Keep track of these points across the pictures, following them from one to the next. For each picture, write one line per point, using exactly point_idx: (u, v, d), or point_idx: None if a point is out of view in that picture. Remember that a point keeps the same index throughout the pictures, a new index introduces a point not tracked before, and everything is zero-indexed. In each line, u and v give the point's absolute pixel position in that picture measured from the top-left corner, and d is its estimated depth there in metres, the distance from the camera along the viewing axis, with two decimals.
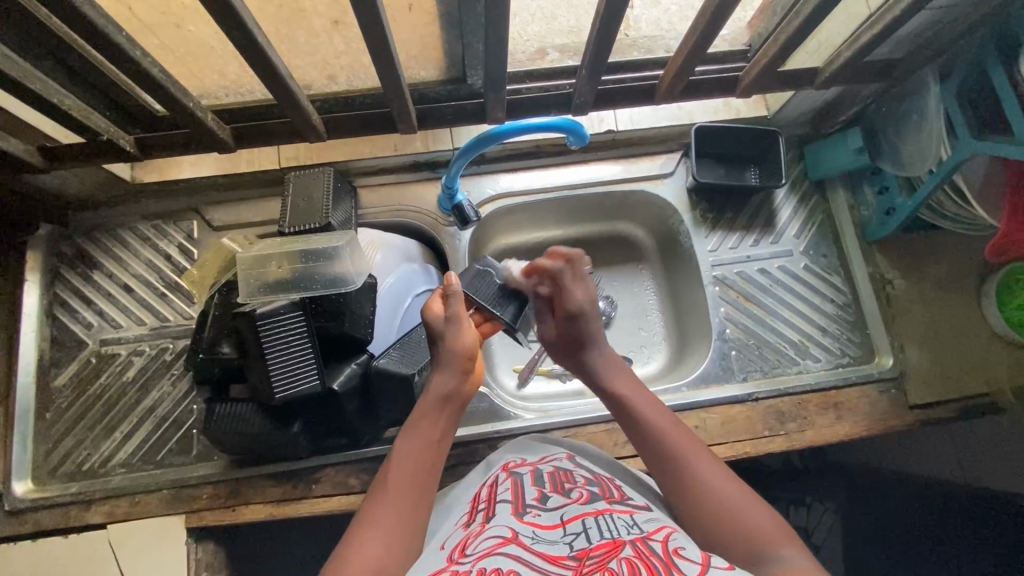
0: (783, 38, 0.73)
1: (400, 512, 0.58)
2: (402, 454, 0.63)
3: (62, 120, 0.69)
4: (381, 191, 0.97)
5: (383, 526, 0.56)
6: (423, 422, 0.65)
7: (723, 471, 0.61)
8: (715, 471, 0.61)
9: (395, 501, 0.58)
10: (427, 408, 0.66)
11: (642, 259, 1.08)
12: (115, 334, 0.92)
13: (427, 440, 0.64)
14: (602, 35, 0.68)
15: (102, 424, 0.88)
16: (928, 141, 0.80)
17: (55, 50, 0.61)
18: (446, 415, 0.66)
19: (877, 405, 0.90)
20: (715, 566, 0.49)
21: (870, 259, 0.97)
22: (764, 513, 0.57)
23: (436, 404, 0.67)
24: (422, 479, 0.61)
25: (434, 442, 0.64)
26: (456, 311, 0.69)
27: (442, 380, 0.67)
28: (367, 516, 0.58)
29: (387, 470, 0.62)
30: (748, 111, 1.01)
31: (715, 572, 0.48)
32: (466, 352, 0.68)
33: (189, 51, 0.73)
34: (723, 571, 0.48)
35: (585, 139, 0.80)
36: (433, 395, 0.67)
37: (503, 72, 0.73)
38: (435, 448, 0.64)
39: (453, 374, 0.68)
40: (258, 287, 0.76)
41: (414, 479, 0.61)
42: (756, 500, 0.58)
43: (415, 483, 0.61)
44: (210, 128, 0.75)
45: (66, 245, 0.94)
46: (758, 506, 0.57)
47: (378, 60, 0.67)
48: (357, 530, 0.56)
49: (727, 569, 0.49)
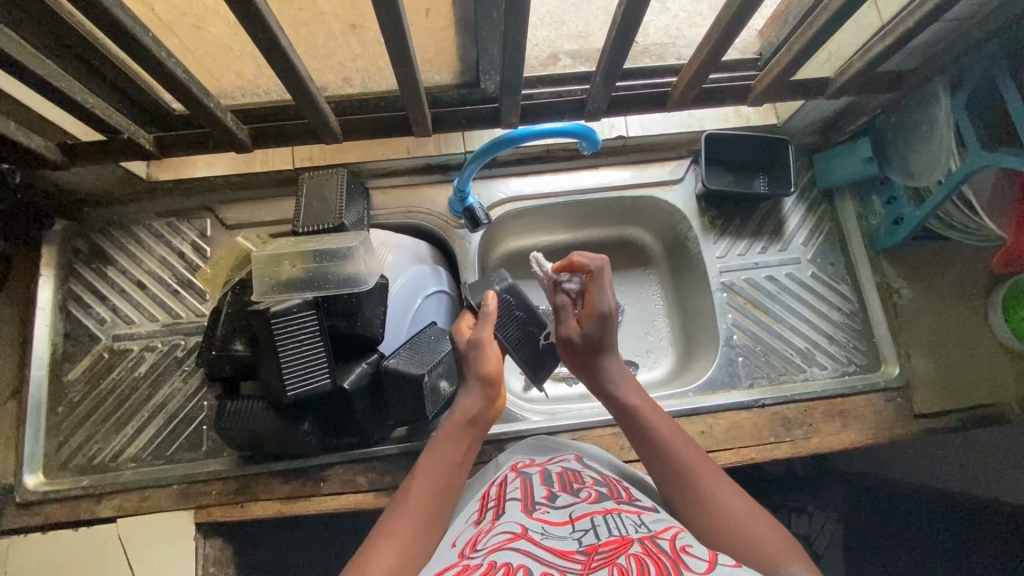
0: (796, 48, 0.74)
1: (417, 526, 0.58)
2: (424, 470, 0.63)
3: (84, 118, 0.70)
4: (393, 193, 0.98)
5: (399, 538, 0.56)
6: (446, 440, 0.66)
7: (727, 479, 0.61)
8: (719, 480, 0.61)
9: (413, 514, 0.58)
10: (455, 430, 0.67)
11: (650, 265, 1.08)
12: (127, 330, 0.92)
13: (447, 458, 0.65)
14: (618, 42, 0.68)
15: (113, 418, 0.89)
16: (939, 152, 0.80)
17: (81, 49, 0.62)
18: (471, 439, 0.67)
19: (882, 413, 0.90)
20: (721, 562, 0.50)
21: (877, 268, 0.97)
22: (769, 527, 0.57)
23: (462, 427, 0.67)
24: (443, 497, 0.61)
25: (456, 464, 0.65)
26: (482, 337, 0.72)
27: (470, 403, 0.69)
28: (384, 526, 0.58)
29: (409, 485, 0.62)
30: (758, 119, 1.02)
31: (723, 570, 0.48)
32: (489, 380, 0.69)
33: (209, 52, 0.74)
34: (730, 568, 0.49)
35: (597, 145, 0.82)
36: (459, 418, 0.68)
37: (519, 77, 0.74)
38: (457, 470, 0.64)
39: (478, 398, 0.69)
40: (272, 286, 0.77)
41: (434, 496, 0.61)
42: (762, 514, 0.58)
43: (434, 503, 0.60)
44: (229, 127, 0.76)
45: (80, 240, 0.95)
46: (763, 521, 0.57)
47: (396, 63, 0.68)
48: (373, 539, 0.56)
49: (733, 567, 0.49)
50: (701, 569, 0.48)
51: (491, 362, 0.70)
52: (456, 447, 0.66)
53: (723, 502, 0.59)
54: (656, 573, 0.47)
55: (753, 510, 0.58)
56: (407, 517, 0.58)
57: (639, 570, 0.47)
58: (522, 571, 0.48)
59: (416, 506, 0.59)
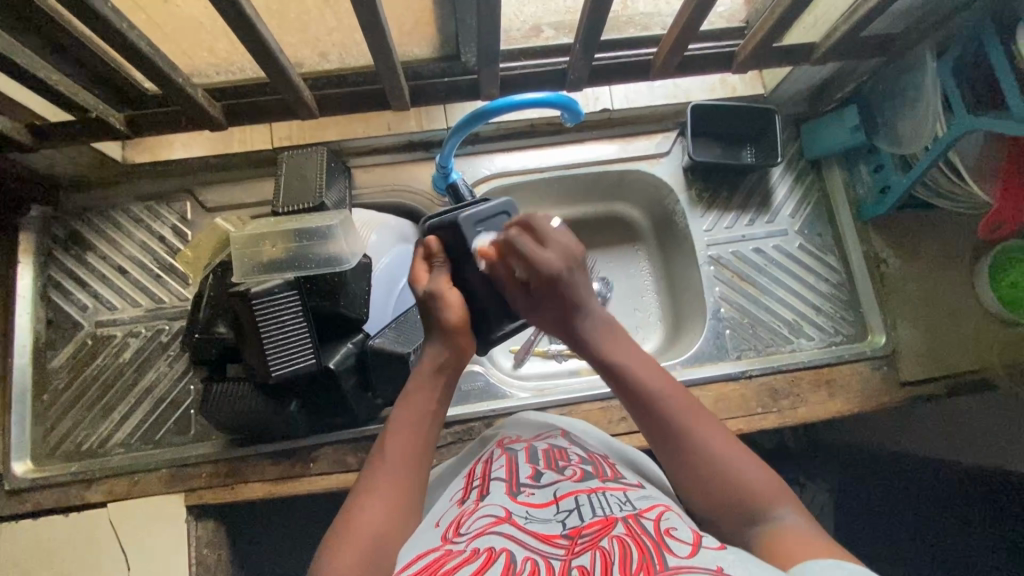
0: (780, 13, 0.72)
1: (397, 484, 0.58)
2: (398, 425, 0.62)
3: (50, 98, 0.68)
4: (375, 171, 0.97)
5: (379, 497, 0.56)
6: (416, 397, 0.63)
7: (724, 432, 0.59)
8: (718, 436, 0.59)
9: (391, 470, 0.58)
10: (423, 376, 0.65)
11: (637, 239, 1.07)
12: (110, 316, 0.91)
13: (421, 412, 0.62)
14: (598, 8, 0.66)
15: (100, 404, 0.89)
16: (925, 119, 0.79)
17: (41, 24, 0.59)
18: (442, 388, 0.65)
19: (869, 382, 0.90)
20: (705, 545, 0.49)
21: (865, 238, 0.97)
22: (762, 475, 0.56)
23: (430, 375, 0.64)
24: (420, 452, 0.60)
25: (429, 415, 0.63)
26: (437, 283, 0.65)
27: (437, 351, 0.65)
28: (364, 487, 0.58)
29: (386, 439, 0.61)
30: (745, 87, 1.00)
31: (707, 552, 0.48)
32: (457, 326, 0.65)
33: (178, 27, 0.71)
34: (714, 550, 0.48)
35: (579, 116, 0.78)
36: (428, 366, 0.65)
37: (497, 46, 0.72)
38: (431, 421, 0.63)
39: (441, 343, 0.65)
40: (254, 268, 0.76)
41: (411, 455, 0.60)
42: (758, 465, 0.57)
43: (410, 461, 0.59)
44: (199, 104, 0.73)
45: (58, 227, 0.93)
46: (759, 473, 0.56)
47: (369, 33, 0.66)
48: (354, 504, 0.56)
49: (717, 549, 0.49)
50: (685, 553, 0.48)
51: (453, 307, 0.65)
52: (426, 395, 0.64)
53: (715, 458, 0.57)
54: (638, 556, 0.47)
55: (751, 462, 0.57)
56: (385, 473, 0.58)
57: (621, 555, 0.48)
58: (505, 559, 0.49)
59: (396, 464, 0.59)
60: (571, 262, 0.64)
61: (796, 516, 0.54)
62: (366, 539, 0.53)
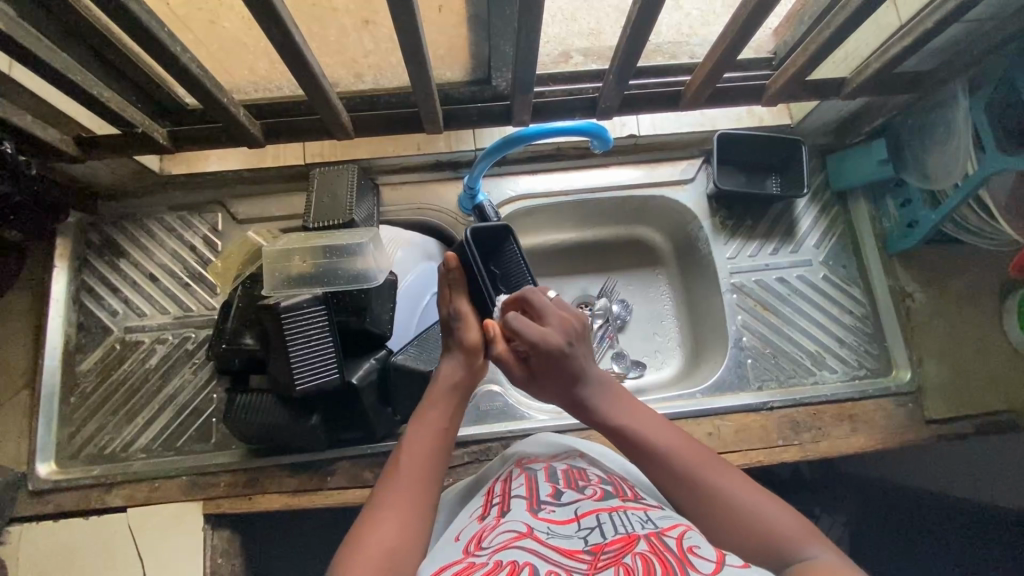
0: (813, 48, 0.72)
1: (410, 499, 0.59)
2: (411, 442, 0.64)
3: (100, 112, 0.71)
4: (404, 190, 0.99)
5: (392, 514, 0.57)
6: (432, 413, 0.66)
7: (736, 474, 0.60)
8: (731, 477, 0.60)
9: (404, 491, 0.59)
10: (444, 387, 0.69)
11: (658, 264, 1.08)
12: (139, 322, 0.93)
13: (433, 430, 0.65)
14: (632, 41, 0.68)
15: (125, 409, 0.90)
16: (956, 156, 0.79)
17: (99, 43, 0.62)
18: (454, 405, 0.68)
19: (894, 419, 0.89)
20: (729, 564, 0.48)
21: (891, 272, 0.96)
22: (780, 511, 0.57)
23: (448, 393, 0.68)
24: (429, 471, 0.62)
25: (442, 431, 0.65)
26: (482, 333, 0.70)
27: (453, 368, 0.69)
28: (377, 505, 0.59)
29: (399, 454, 0.63)
30: (773, 120, 1.01)
31: (730, 570, 0.48)
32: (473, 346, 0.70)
33: (224, 48, 0.74)
34: (737, 569, 0.48)
35: (608, 145, 0.82)
36: (442, 384, 0.69)
37: (532, 75, 0.74)
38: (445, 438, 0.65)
39: (460, 364, 0.70)
40: (283, 282, 0.77)
41: (422, 472, 0.61)
42: (772, 501, 0.58)
43: (422, 479, 0.61)
44: (242, 123, 0.76)
45: (94, 232, 0.96)
46: (776, 509, 0.57)
47: (408, 59, 0.67)
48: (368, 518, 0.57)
49: (741, 568, 0.48)
50: (708, 570, 0.47)
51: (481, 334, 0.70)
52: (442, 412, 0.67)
53: (729, 499, 0.58)
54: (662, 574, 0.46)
55: (765, 498, 0.58)
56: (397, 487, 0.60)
57: (645, 570, 0.46)
58: (527, 570, 0.48)
59: (408, 480, 0.60)
60: (570, 334, 0.67)
61: (820, 548, 0.53)
62: (377, 553, 0.53)
